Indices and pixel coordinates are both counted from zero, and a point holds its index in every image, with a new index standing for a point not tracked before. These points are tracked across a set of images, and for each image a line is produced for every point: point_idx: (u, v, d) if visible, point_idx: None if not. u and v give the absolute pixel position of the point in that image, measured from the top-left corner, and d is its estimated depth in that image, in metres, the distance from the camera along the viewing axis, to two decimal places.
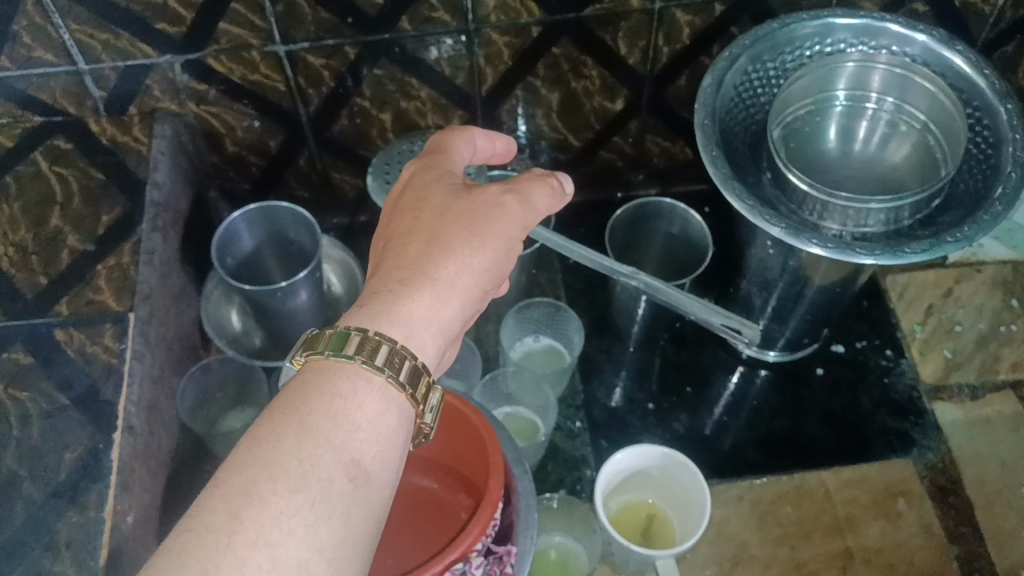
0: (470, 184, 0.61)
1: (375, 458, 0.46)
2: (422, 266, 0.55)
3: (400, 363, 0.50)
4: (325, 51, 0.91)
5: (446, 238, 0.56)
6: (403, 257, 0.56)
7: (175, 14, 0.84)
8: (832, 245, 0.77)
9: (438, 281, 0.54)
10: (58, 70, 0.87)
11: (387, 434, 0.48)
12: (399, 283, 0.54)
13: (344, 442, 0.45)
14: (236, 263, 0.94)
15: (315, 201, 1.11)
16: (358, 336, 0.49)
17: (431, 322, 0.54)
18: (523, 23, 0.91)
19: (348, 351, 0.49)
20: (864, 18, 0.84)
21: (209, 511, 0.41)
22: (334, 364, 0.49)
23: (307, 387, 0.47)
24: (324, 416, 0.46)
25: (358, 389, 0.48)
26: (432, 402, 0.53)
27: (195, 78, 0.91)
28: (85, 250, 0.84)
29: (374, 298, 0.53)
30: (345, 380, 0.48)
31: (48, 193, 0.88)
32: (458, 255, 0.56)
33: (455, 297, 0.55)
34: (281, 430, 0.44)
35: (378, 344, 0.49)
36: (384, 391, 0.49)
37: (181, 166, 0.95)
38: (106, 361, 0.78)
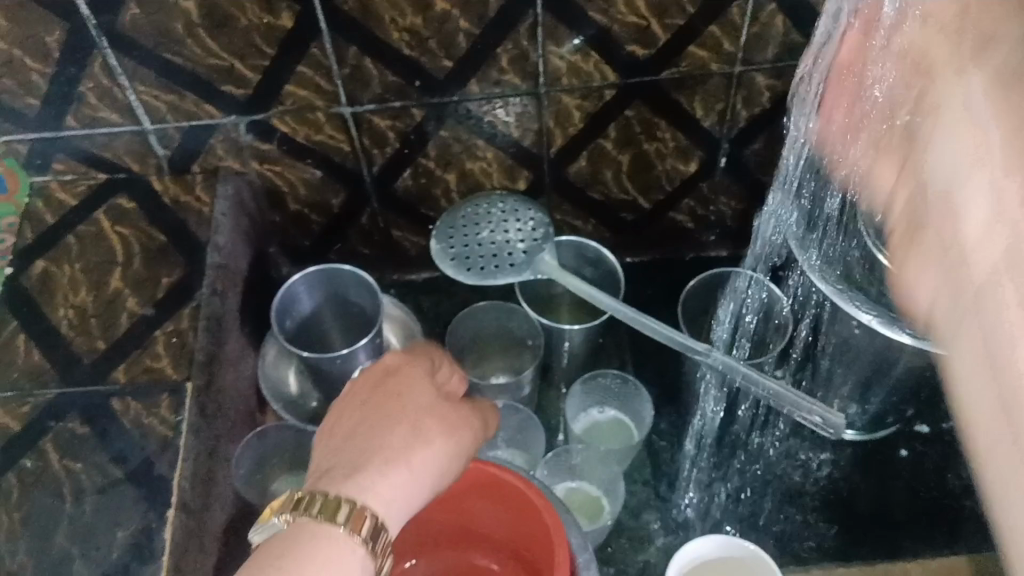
0: (445, 380, 0.61)
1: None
2: (397, 446, 0.53)
3: (379, 534, 0.49)
4: (391, 113, 0.89)
5: (424, 429, 0.55)
6: (376, 439, 0.54)
7: (240, 77, 0.83)
8: (928, 336, 0.71)
9: (416, 466, 0.53)
10: (123, 130, 0.86)
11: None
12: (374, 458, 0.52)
13: None
14: (294, 325, 0.91)
15: (375, 257, 1.08)
16: (348, 505, 0.49)
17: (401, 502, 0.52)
18: (595, 86, 0.88)
19: (337, 517, 0.49)
20: None
21: None
22: (314, 527, 0.49)
23: (289, 553, 0.47)
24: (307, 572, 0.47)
25: (338, 558, 0.48)
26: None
27: (259, 137, 0.89)
28: (143, 314, 0.83)
29: (343, 475, 0.52)
30: (327, 544, 0.48)
31: (108, 254, 0.86)
32: (430, 447, 0.55)
33: (427, 479, 0.54)
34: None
35: (366, 514, 0.49)
36: (359, 562, 0.49)
37: (243, 225, 0.93)
38: (162, 434, 0.76)
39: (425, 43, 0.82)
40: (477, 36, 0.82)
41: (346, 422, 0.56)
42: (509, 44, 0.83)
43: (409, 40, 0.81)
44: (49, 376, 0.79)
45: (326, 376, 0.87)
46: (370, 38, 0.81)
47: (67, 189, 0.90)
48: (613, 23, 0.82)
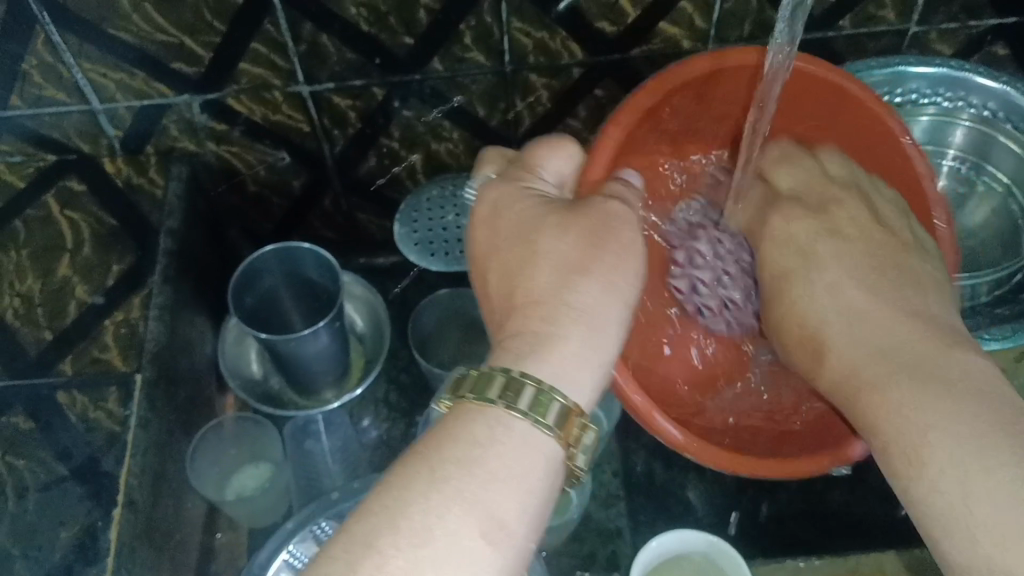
0: (557, 273, 0.50)
1: (516, 510, 0.42)
2: (512, 217, 0.54)
3: (550, 405, 0.45)
4: (351, 92, 0.85)
5: (562, 218, 0.52)
6: (512, 211, 0.54)
7: (192, 54, 0.79)
8: None
9: (589, 314, 0.49)
10: (70, 109, 0.82)
11: (550, 460, 0.45)
12: (520, 252, 0.52)
13: (475, 489, 0.42)
14: (253, 303, 0.88)
15: (340, 241, 1.05)
16: (532, 387, 0.45)
17: (612, 311, 0.50)
18: (563, 65, 0.85)
19: (548, 420, 0.45)
20: (942, 67, 0.76)
21: (411, 485, 0.41)
22: (475, 410, 0.45)
23: (444, 433, 0.44)
24: (463, 449, 0.43)
25: (499, 436, 0.44)
26: (586, 442, 0.47)
27: (215, 117, 0.86)
28: (92, 303, 0.80)
29: (516, 319, 0.49)
30: (485, 423, 0.44)
31: (56, 240, 0.83)
32: (630, 251, 0.52)
33: (625, 290, 0.50)
34: (415, 476, 0.41)
35: (523, 385, 0.45)
36: (530, 435, 0.44)
37: (198, 209, 0.90)
38: (110, 429, 0.74)
39: (384, 19, 0.78)
40: (439, 12, 0.78)
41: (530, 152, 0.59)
42: (472, 20, 0.79)
43: (367, 16, 0.78)
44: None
45: (284, 359, 0.83)
46: (327, 14, 0.77)
47: (15, 171, 0.85)
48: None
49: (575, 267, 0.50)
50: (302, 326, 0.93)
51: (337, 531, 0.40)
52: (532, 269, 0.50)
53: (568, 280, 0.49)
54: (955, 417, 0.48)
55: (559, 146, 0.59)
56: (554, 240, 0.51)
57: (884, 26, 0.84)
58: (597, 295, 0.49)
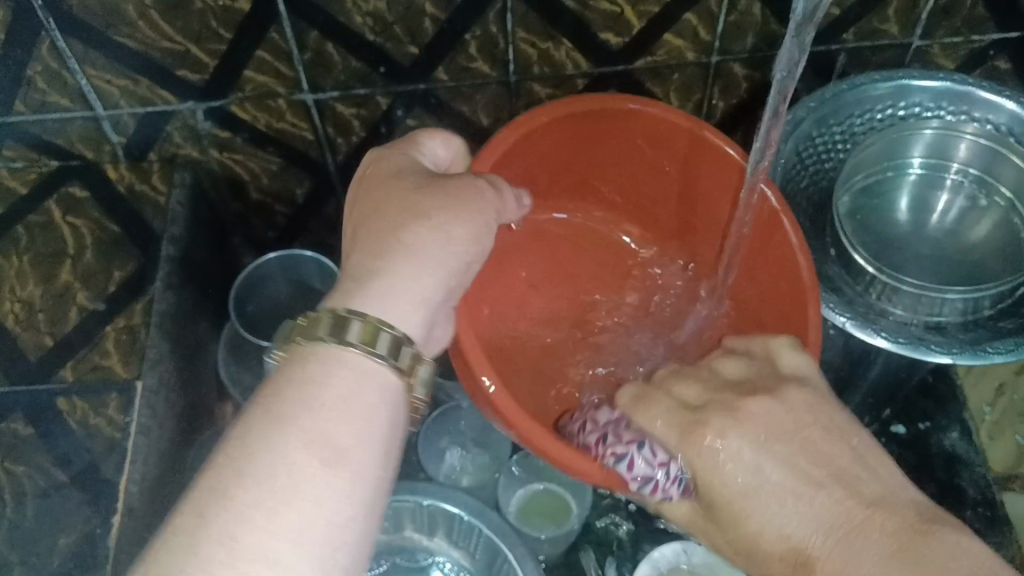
0: (428, 227, 0.52)
1: (354, 438, 0.44)
2: (394, 180, 0.55)
3: (382, 337, 0.48)
4: (355, 101, 0.85)
5: (445, 190, 0.54)
6: (383, 186, 0.55)
7: (197, 61, 0.79)
8: (904, 340, 0.68)
9: (424, 256, 0.51)
10: (74, 115, 0.82)
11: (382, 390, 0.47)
12: (411, 207, 0.53)
13: (313, 425, 0.44)
14: (257, 310, 0.88)
15: (341, 250, 1.05)
16: (359, 322, 0.48)
17: (441, 259, 0.52)
18: (567, 75, 0.85)
19: (376, 348, 0.47)
20: (945, 81, 0.76)
21: (255, 432, 0.43)
22: (305, 352, 0.47)
23: (279, 381, 0.46)
24: (287, 395, 0.45)
25: (328, 374, 0.46)
26: (421, 375, 0.50)
27: (218, 124, 0.86)
28: (93, 308, 0.79)
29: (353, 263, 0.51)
30: (316, 367, 0.46)
31: (58, 245, 0.83)
32: (478, 216, 0.55)
33: (448, 257, 0.52)
34: (253, 422, 0.44)
35: (352, 320, 0.48)
36: (361, 372, 0.47)
37: (200, 216, 0.90)
38: (109, 435, 0.73)
39: (389, 29, 0.78)
40: (445, 22, 0.78)
41: (413, 141, 0.59)
42: (477, 30, 0.79)
43: (373, 25, 0.78)
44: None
45: None
46: (332, 22, 0.77)
47: (17, 177, 0.85)
48: (587, 11, 0.79)
49: (423, 215, 0.52)
50: None
51: (199, 471, 0.43)
52: (414, 212, 0.52)
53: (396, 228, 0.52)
54: (894, 550, 0.45)
55: (435, 135, 0.60)
56: (431, 204, 0.53)
57: (888, 40, 0.84)
58: (449, 241, 0.53)
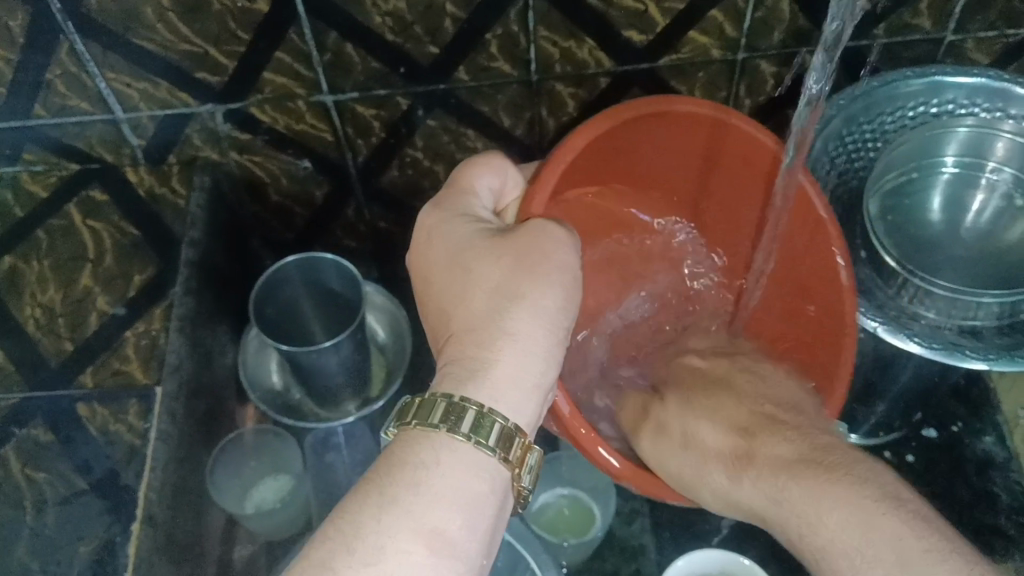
0: (497, 281, 0.49)
1: (469, 534, 0.43)
2: (457, 239, 0.51)
3: (489, 426, 0.45)
4: (375, 102, 0.84)
5: (500, 247, 0.50)
6: (459, 230, 0.52)
7: (215, 64, 0.78)
8: (939, 346, 0.66)
9: (518, 336, 0.48)
10: (94, 119, 0.81)
11: (497, 486, 0.45)
12: (469, 278, 0.50)
13: (425, 511, 0.42)
14: (274, 314, 0.87)
15: (361, 251, 1.04)
16: (472, 410, 0.45)
17: (547, 335, 0.49)
18: (589, 74, 0.83)
19: (489, 442, 0.45)
20: (981, 77, 0.74)
21: (361, 509, 0.42)
22: (418, 436, 0.45)
23: (388, 460, 0.44)
24: (411, 472, 0.43)
25: (441, 461, 0.44)
26: (529, 462, 0.47)
27: (238, 127, 0.85)
28: (114, 313, 0.80)
29: (450, 347, 0.49)
30: (430, 448, 0.44)
31: (78, 249, 0.82)
32: (556, 268, 0.50)
33: (552, 313, 0.49)
34: (366, 500, 0.42)
35: (465, 408, 0.45)
36: (471, 459, 0.44)
37: (221, 219, 0.89)
38: (129, 443, 0.73)
39: (409, 29, 0.77)
40: (465, 21, 0.77)
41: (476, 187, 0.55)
42: (497, 29, 0.78)
43: (392, 25, 0.77)
44: (16, 378, 0.77)
45: (305, 370, 0.82)
46: (352, 23, 0.76)
47: (39, 180, 0.86)
48: (610, 8, 0.77)
49: (509, 291, 0.49)
50: (323, 337, 0.92)
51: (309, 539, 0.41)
52: (481, 287, 0.49)
53: (491, 297, 0.49)
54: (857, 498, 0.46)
55: (490, 165, 0.56)
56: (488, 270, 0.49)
57: (919, 35, 0.82)
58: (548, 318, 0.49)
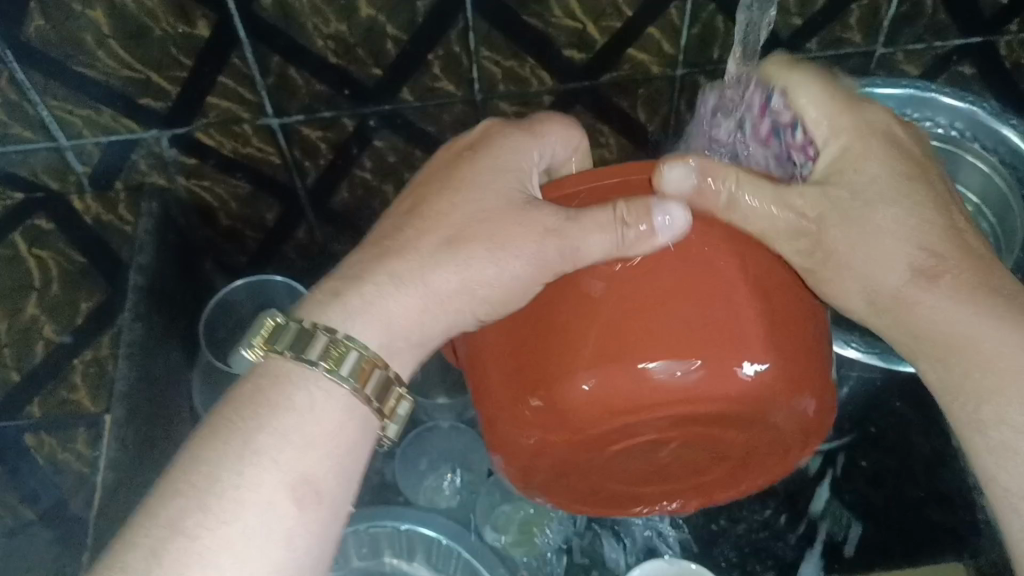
0: (450, 242, 0.51)
1: (332, 476, 0.47)
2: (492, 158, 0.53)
3: (370, 371, 0.49)
4: (322, 124, 0.85)
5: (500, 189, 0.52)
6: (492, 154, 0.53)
7: (159, 89, 0.78)
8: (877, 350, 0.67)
9: (439, 295, 0.51)
10: (36, 146, 0.81)
11: (359, 423, 0.49)
12: (430, 211, 0.52)
13: (290, 460, 0.46)
14: (227, 338, 0.87)
15: (315, 273, 1.04)
16: (326, 338, 0.48)
17: (481, 298, 0.51)
18: (533, 93, 0.85)
19: (342, 372, 0.48)
20: (909, 87, 0.76)
21: (222, 456, 0.45)
22: (285, 368, 0.49)
23: (252, 400, 0.47)
24: (271, 414, 0.47)
25: (304, 399, 0.48)
26: (402, 411, 0.52)
27: (184, 151, 0.85)
28: (60, 341, 0.80)
29: (380, 263, 0.51)
30: (293, 387, 0.48)
31: (23, 278, 0.83)
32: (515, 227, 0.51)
33: (507, 264, 0.51)
34: (226, 447, 0.45)
35: (344, 348, 0.49)
36: (346, 401, 0.49)
37: (170, 243, 0.89)
38: (77, 470, 0.77)
39: (352, 51, 0.78)
40: (407, 42, 0.78)
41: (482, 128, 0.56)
42: (440, 50, 0.79)
43: (335, 47, 0.78)
44: None
45: None
46: (294, 46, 0.77)
47: None
48: (549, 28, 0.79)
49: (458, 243, 0.51)
50: None
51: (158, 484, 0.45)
52: (443, 223, 0.52)
53: (441, 246, 0.51)
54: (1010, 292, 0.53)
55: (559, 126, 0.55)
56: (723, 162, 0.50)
57: (851, 48, 0.85)
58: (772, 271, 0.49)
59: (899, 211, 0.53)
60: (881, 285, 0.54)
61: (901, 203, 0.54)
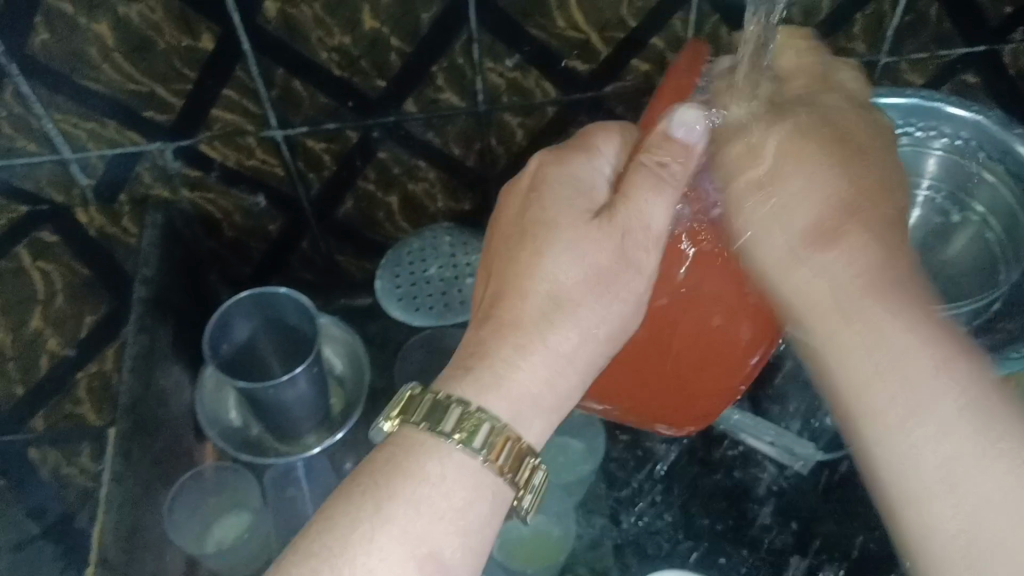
0: (561, 284, 0.55)
1: (459, 546, 0.48)
2: (553, 193, 0.57)
3: (501, 444, 0.50)
4: (326, 136, 0.85)
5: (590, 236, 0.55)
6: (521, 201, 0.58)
7: (163, 102, 0.78)
8: None
9: (562, 339, 0.54)
10: (42, 159, 0.79)
11: (495, 501, 0.50)
12: (512, 275, 0.56)
13: (417, 522, 0.47)
14: (230, 351, 0.86)
15: (319, 284, 1.04)
16: (459, 409, 0.50)
17: (599, 323, 0.56)
18: (536, 104, 0.85)
19: (474, 444, 0.49)
20: (913, 96, 0.76)
21: (352, 519, 0.47)
22: (424, 438, 0.50)
23: (390, 465, 0.49)
24: (409, 481, 0.48)
25: (443, 469, 0.49)
26: (535, 482, 0.52)
27: (188, 164, 0.85)
28: (65, 356, 0.87)
29: (488, 330, 0.54)
30: (430, 460, 0.49)
31: (26, 290, 0.84)
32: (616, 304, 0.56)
33: (593, 330, 0.55)
34: (359, 503, 0.47)
35: (477, 419, 0.50)
36: (479, 473, 0.50)
37: (174, 255, 0.89)
38: (86, 486, 0.75)
39: (356, 63, 0.78)
40: (411, 54, 0.78)
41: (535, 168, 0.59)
42: (443, 62, 0.79)
43: (339, 60, 0.78)
44: None
45: (264, 406, 0.82)
46: (297, 59, 0.77)
47: None
48: (553, 39, 0.79)
49: (563, 300, 0.55)
50: (281, 371, 0.91)
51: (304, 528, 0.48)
52: (534, 283, 0.55)
53: (550, 313, 0.54)
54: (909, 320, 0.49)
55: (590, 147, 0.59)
56: (743, 176, 0.56)
57: (855, 58, 0.85)
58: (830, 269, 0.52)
59: (846, 260, 0.51)
60: (828, 276, 0.52)
61: (872, 240, 0.52)
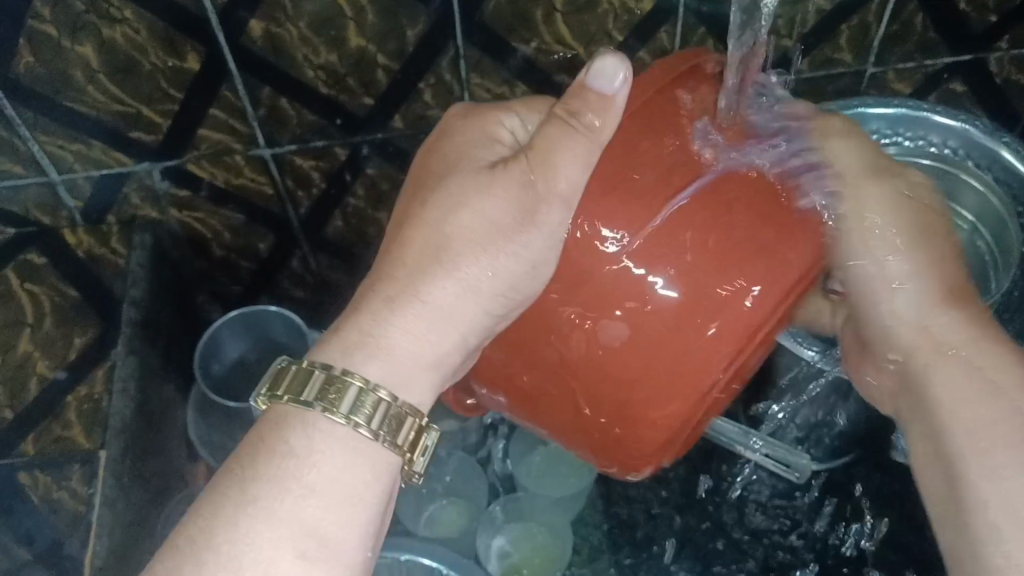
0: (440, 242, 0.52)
1: (343, 522, 0.47)
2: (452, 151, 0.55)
3: (371, 407, 0.49)
4: (314, 153, 0.85)
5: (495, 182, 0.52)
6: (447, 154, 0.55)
7: (149, 123, 0.78)
8: None
9: (435, 302, 0.52)
10: (27, 181, 0.80)
11: (378, 471, 0.49)
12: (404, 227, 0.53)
13: (298, 503, 0.46)
14: (222, 371, 0.86)
15: (310, 302, 1.04)
16: (323, 375, 0.49)
17: (464, 300, 0.53)
18: None
19: (342, 410, 0.48)
20: (900, 107, 0.76)
21: (225, 503, 0.46)
22: (293, 410, 0.49)
23: (262, 445, 0.48)
24: (284, 458, 0.47)
25: (316, 443, 0.48)
26: (425, 442, 0.52)
27: (176, 184, 0.85)
28: (54, 378, 0.81)
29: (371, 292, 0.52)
30: (305, 437, 0.48)
31: (15, 314, 0.84)
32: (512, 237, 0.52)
33: (480, 288, 0.52)
34: (231, 488, 0.46)
35: (345, 384, 0.49)
36: (353, 442, 0.49)
37: (163, 276, 0.88)
38: (73, 509, 0.78)
39: (343, 81, 0.78)
40: (398, 71, 0.78)
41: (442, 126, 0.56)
42: (430, 78, 0.79)
43: (326, 78, 0.78)
44: None
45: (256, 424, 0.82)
46: (283, 77, 0.77)
47: None
48: (540, 53, 0.79)
49: (445, 253, 0.52)
50: None
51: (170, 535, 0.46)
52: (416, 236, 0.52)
53: (422, 264, 0.52)
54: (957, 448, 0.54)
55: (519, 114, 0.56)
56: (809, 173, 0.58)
57: (842, 68, 0.85)
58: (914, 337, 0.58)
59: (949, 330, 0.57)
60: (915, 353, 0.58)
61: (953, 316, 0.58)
